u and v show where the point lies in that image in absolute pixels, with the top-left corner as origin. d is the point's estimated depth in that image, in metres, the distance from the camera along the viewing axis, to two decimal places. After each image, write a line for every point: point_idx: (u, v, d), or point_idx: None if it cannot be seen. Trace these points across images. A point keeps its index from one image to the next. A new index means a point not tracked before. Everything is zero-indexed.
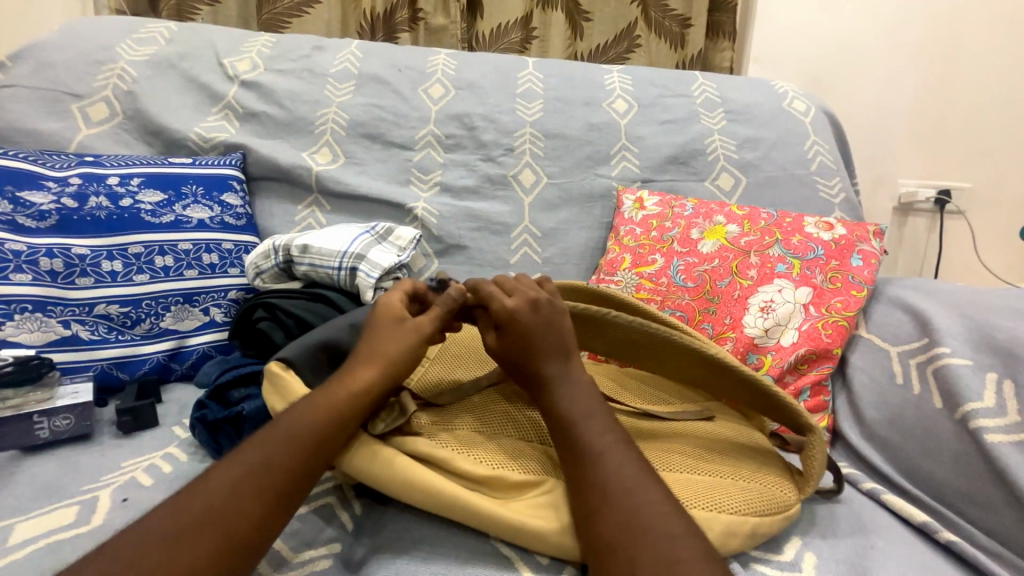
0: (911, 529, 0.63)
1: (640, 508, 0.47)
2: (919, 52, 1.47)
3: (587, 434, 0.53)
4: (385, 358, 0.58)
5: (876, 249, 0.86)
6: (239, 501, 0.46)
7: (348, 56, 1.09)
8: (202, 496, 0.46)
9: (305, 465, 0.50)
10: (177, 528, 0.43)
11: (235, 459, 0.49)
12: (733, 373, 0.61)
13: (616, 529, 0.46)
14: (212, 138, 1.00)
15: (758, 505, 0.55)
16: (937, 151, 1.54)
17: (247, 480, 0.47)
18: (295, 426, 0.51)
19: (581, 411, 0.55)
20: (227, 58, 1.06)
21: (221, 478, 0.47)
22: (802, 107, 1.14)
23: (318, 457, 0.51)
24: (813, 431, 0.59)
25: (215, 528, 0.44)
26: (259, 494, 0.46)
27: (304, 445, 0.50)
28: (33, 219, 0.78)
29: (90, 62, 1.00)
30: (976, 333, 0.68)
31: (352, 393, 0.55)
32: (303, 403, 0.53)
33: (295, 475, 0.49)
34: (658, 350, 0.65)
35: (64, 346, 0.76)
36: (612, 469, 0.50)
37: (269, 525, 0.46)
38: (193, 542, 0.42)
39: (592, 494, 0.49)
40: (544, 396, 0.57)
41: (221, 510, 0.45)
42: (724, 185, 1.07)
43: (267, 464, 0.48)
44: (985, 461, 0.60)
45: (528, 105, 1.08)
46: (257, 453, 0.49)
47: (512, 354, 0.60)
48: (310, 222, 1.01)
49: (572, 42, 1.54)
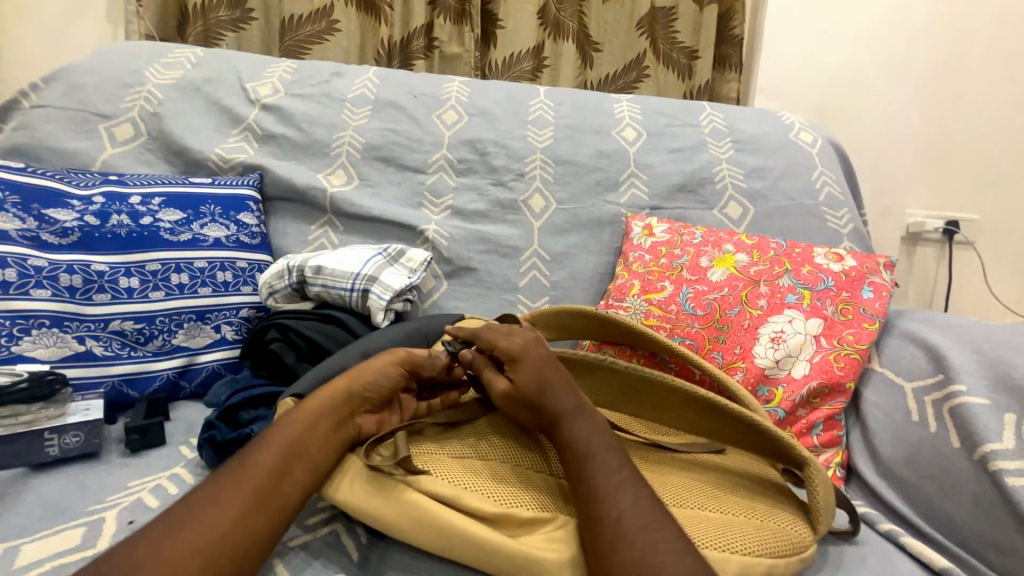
0: (931, 575, 0.61)
1: (653, 547, 0.46)
2: (922, 85, 1.50)
3: (598, 470, 0.52)
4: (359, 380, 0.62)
5: (887, 282, 0.86)
6: (218, 508, 0.47)
7: (365, 82, 1.12)
8: (184, 507, 0.47)
9: (283, 469, 0.52)
10: (154, 539, 0.44)
11: (217, 474, 0.51)
12: (723, 411, 0.61)
13: (630, 567, 0.45)
14: (232, 159, 1.03)
15: (771, 547, 0.54)
16: (944, 182, 1.55)
17: (228, 489, 0.49)
18: (274, 435, 0.54)
19: (592, 447, 0.55)
20: (250, 82, 1.10)
21: (202, 492, 0.49)
22: (809, 138, 1.16)
23: (297, 462, 0.53)
24: (808, 464, 0.57)
25: (194, 535, 0.44)
26: (237, 500, 0.48)
27: (281, 450, 0.53)
28: (56, 235, 0.80)
29: (119, 85, 1.04)
30: (992, 371, 0.67)
31: (322, 399, 0.58)
32: (286, 415, 0.56)
33: (274, 480, 0.51)
34: (652, 394, 0.67)
35: (78, 362, 0.77)
36: (625, 505, 0.49)
37: (250, 532, 0.47)
38: (171, 549, 0.43)
39: (605, 530, 0.48)
40: (557, 431, 0.57)
41: (200, 518, 0.46)
42: (732, 213, 1.08)
43: (247, 472, 0.50)
44: (1006, 505, 0.59)
45: (539, 132, 1.10)
46: (238, 465, 0.51)
47: (512, 393, 0.60)
48: (323, 242, 1.03)
49: (582, 71, 1.59)
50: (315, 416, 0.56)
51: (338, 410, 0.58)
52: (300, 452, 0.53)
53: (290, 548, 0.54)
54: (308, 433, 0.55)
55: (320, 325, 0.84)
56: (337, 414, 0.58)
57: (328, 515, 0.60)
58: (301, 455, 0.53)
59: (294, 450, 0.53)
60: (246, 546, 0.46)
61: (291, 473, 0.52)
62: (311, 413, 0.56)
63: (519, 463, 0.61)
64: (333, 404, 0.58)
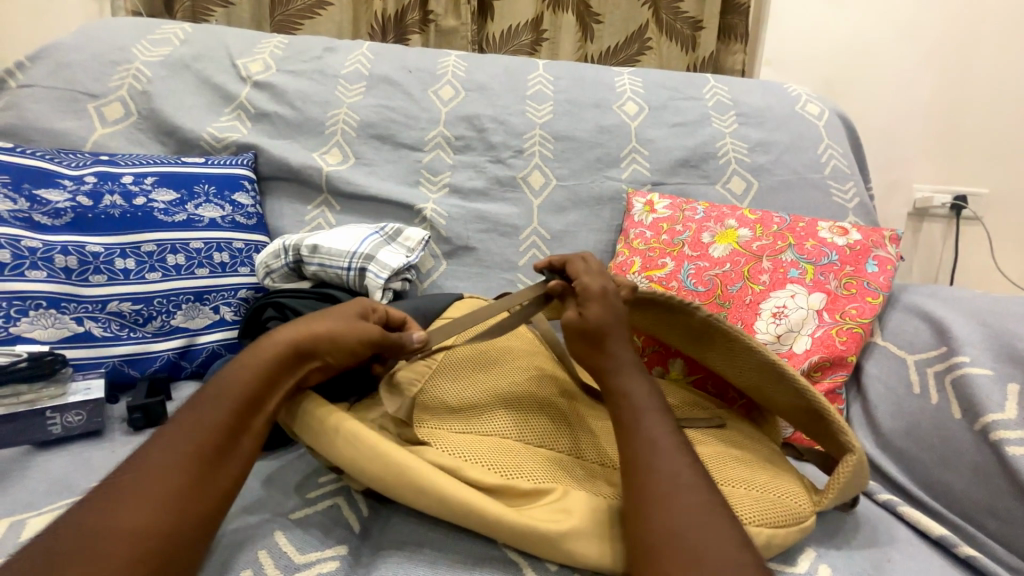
0: (927, 542, 0.62)
1: (708, 508, 0.46)
2: (933, 54, 1.45)
3: (650, 428, 0.52)
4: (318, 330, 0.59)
5: (892, 256, 0.84)
6: (174, 470, 0.46)
7: (359, 57, 1.09)
8: (136, 470, 0.45)
9: (238, 422, 0.51)
10: (112, 506, 0.43)
11: (164, 432, 0.49)
12: (786, 381, 0.62)
13: (685, 520, 0.45)
14: (224, 138, 1.01)
15: (773, 515, 0.55)
16: (953, 156, 1.51)
17: (183, 448, 0.47)
18: (221, 390, 0.52)
19: (647, 405, 0.55)
20: (240, 59, 1.07)
21: (151, 453, 0.47)
22: (816, 110, 1.13)
23: (251, 416, 0.53)
24: (853, 450, 0.57)
25: (157, 497, 0.44)
26: (193, 458, 0.47)
27: (232, 406, 0.51)
28: (49, 216, 0.79)
29: (106, 62, 1.01)
30: (996, 342, 0.66)
31: (273, 353, 0.56)
32: (228, 367, 0.55)
33: (229, 433, 0.50)
34: (722, 347, 0.67)
35: (77, 343, 0.77)
36: (679, 465, 0.49)
37: (214, 484, 0.47)
38: (133, 512, 0.43)
39: (660, 484, 0.48)
40: (604, 383, 0.57)
41: (157, 478, 0.45)
42: (736, 188, 1.05)
43: (196, 430, 0.49)
44: (1004, 473, 0.59)
45: (538, 107, 1.08)
46: (187, 421, 0.50)
47: (577, 326, 0.59)
48: (320, 222, 1.01)
49: (582, 44, 1.54)
50: (265, 370, 0.55)
51: (293, 363, 0.57)
52: (253, 408, 0.53)
53: (293, 519, 0.55)
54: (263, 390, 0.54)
55: (317, 303, 0.83)
56: (291, 370, 0.57)
57: (330, 488, 0.61)
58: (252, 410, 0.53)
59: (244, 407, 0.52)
60: (215, 497, 0.47)
61: (247, 426, 0.52)
62: (259, 369, 0.55)
63: (522, 436, 0.61)
64: (290, 355, 0.57)
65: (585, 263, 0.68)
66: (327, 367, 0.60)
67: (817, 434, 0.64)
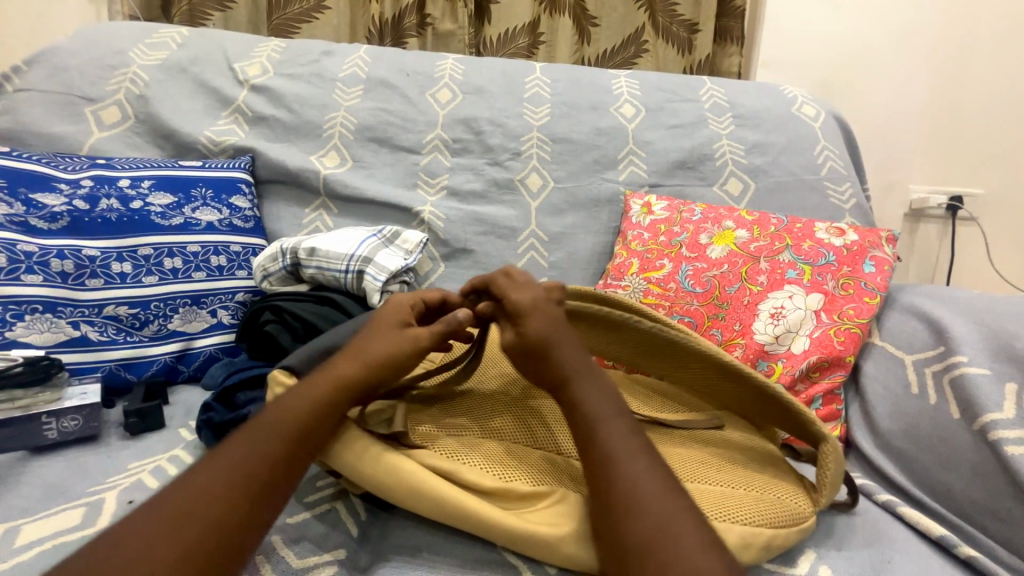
0: (928, 543, 0.62)
1: (671, 515, 0.46)
2: (927, 56, 1.46)
3: (607, 435, 0.52)
4: (371, 354, 0.58)
5: (889, 256, 0.84)
6: (225, 498, 0.45)
7: (357, 60, 1.10)
8: (184, 497, 0.45)
9: (292, 456, 0.50)
10: (155, 532, 0.42)
11: (214, 458, 0.48)
12: (745, 378, 0.60)
13: (648, 533, 0.45)
14: (222, 142, 1.01)
15: (772, 516, 0.54)
16: (949, 156, 1.52)
17: (230, 477, 0.46)
18: (278, 419, 0.51)
19: (604, 410, 0.54)
20: (238, 63, 1.07)
21: (200, 480, 0.46)
22: (812, 112, 1.13)
23: (305, 448, 0.51)
24: (826, 440, 0.57)
25: (202, 526, 0.43)
26: (242, 491, 0.46)
27: (286, 439, 0.50)
28: (46, 221, 0.79)
29: (103, 66, 1.01)
30: (994, 342, 0.66)
31: (333, 382, 0.55)
32: (283, 396, 0.54)
33: (281, 468, 0.49)
34: (674, 355, 0.66)
35: (73, 347, 0.76)
36: (638, 471, 0.49)
37: (257, 518, 0.46)
38: (176, 541, 0.42)
39: (622, 494, 0.47)
40: (564, 392, 0.56)
41: (203, 509, 0.44)
42: (733, 190, 1.06)
43: (247, 459, 0.48)
44: (1003, 473, 0.59)
45: (536, 109, 1.08)
46: (238, 450, 0.48)
47: (517, 343, 0.58)
48: (317, 225, 1.01)
49: (579, 47, 1.55)
50: (326, 399, 0.54)
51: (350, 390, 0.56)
52: (308, 439, 0.52)
53: (291, 523, 0.55)
54: (319, 419, 0.53)
55: (315, 306, 0.83)
56: (349, 398, 0.55)
57: (328, 492, 0.60)
58: (307, 441, 0.52)
59: (301, 438, 0.51)
60: (256, 531, 0.46)
61: (298, 460, 0.50)
62: (320, 400, 0.54)
63: (513, 438, 0.61)
64: (345, 381, 0.55)
65: (507, 276, 0.65)
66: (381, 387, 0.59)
67: (790, 431, 0.63)
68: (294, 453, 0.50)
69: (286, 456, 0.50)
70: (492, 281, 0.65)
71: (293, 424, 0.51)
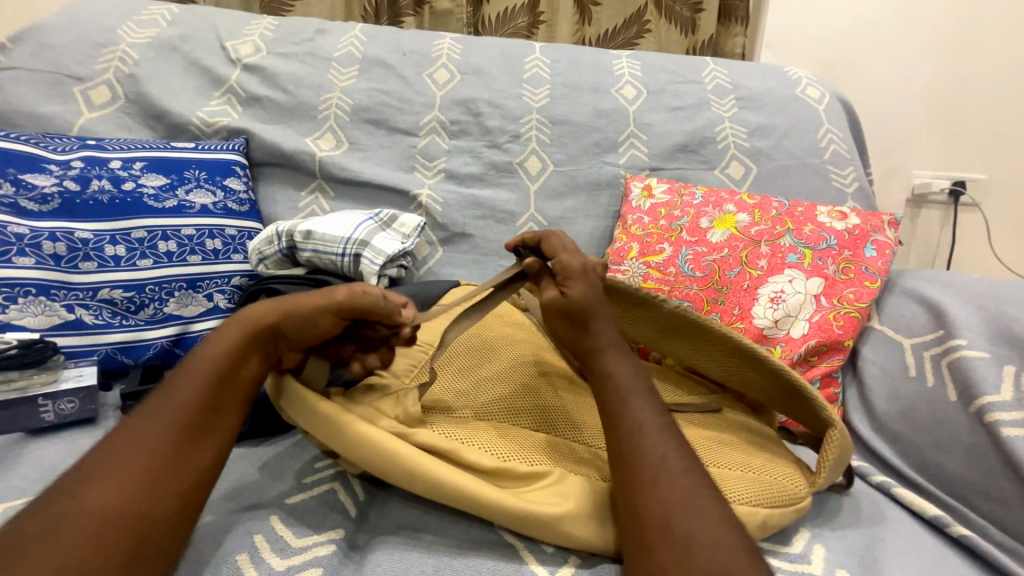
0: (921, 523, 0.63)
1: (697, 490, 0.46)
2: (935, 37, 1.43)
3: (636, 409, 0.52)
4: (292, 304, 0.57)
5: (891, 240, 0.84)
6: (147, 449, 0.45)
7: (352, 39, 1.07)
8: (102, 456, 0.44)
9: (215, 401, 0.50)
10: (76, 492, 0.42)
11: (132, 418, 0.48)
12: (764, 365, 0.62)
13: (673, 503, 0.45)
14: (214, 123, 0.98)
15: (766, 496, 0.55)
16: (953, 139, 1.50)
17: (154, 431, 0.46)
18: (196, 367, 0.52)
19: (635, 385, 0.54)
20: (229, 41, 1.04)
21: (119, 438, 0.46)
22: (817, 94, 1.11)
23: (228, 393, 0.52)
24: (834, 425, 0.58)
25: (128, 478, 0.43)
26: (166, 441, 0.46)
27: (206, 384, 0.51)
28: (36, 202, 0.78)
29: (91, 44, 0.99)
30: (994, 325, 0.66)
31: (245, 324, 0.55)
32: (204, 343, 0.54)
33: (203, 413, 0.49)
34: (696, 335, 0.67)
35: (68, 330, 0.76)
36: (666, 447, 0.49)
37: (187, 468, 0.46)
38: (97, 496, 0.41)
39: (645, 467, 0.48)
40: (592, 363, 0.57)
41: (126, 462, 0.44)
42: (735, 173, 1.04)
43: (168, 412, 0.48)
44: (998, 454, 0.59)
45: (535, 90, 1.06)
46: (157, 403, 0.49)
47: (561, 306, 0.59)
48: (314, 209, 1.00)
49: (580, 27, 1.51)
50: (241, 339, 0.54)
51: (258, 329, 0.56)
52: (229, 384, 0.52)
53: (288, 504, 0.56)
54: (232, 362, 0.53)
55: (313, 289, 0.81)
56: (263, 343, 0.56)
57: (327, 473, 0.61)
58: (227, 386, 0.52)
59: (221, 381, 0.51)
60: (185, 477, 0.46)
61: (220, 407, 0.51)
62: (236, 337, 0.54)
63: (511, 420, 0.61)
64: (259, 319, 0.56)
65: (562, 239, 0.65)
66: (296, 343, 0.58)
67: (797, 415, 0.65)
68: (215, 398, 0.51)
69: (208, 401, 0.50)
70: (546, 241, 0.65)
71: (209, 368, 0.52)
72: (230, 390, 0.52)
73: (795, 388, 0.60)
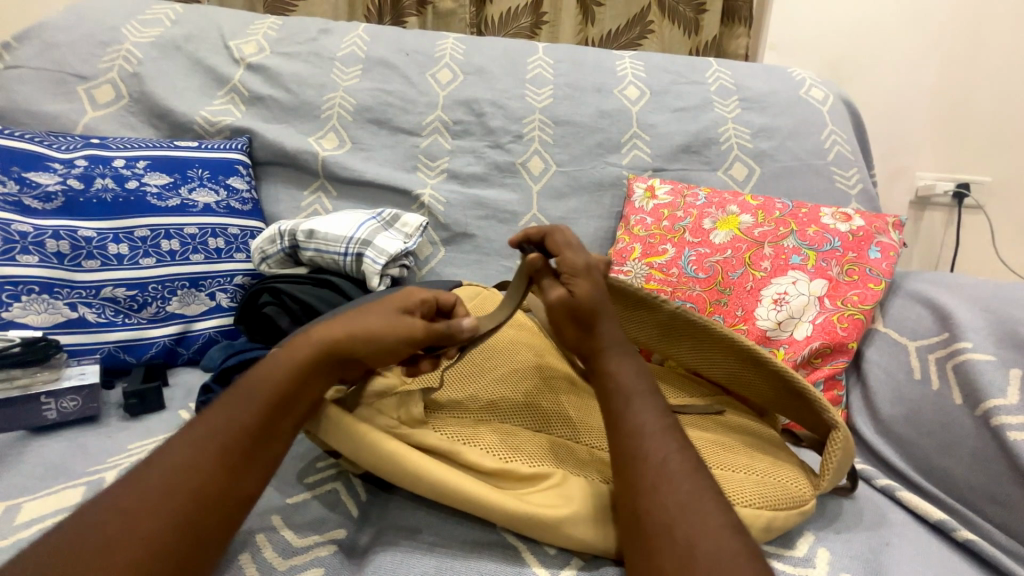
0: (926, 527, 0.62)
1: (699, 494, 0.46)
2: (939, 38, 1.42)
3: (638, 413, 0.52)
4: (365, 329, 0.53)
5: (895, 242, 0.83)
6: (200, 468, 0.44)
7: (355, 39, 1.07)
8: (155, 472, 0.43)
9: (273, 421, 0.49)
10: (137, 509, 0.41)
11: (191, 432, 0.46)
12: (766, 365, 0.61)
13: (675, 507, 0.45)
14: (218, 122, 0.99)
15: (770, 499, 0.54)
16: (958, 141, 1.49)
17: (205, 449, 0.45)
18: (258, 385, 0.50)
19: (638, 387, 0.54)
20: (233, 40, 1.04)
21: (178, 454, 0.45)
22: (821, 95, 1.11)
23: (287, 415, 0.50)
24: (836, 426, 0.57)
25: (178, 500, 0.42)
26: (221, 462, 0.45)
27: (267, 405, 0.49)
28: (40, 200, 0.78)
29: (95, 43, 0.99)
30: (1000, 329, 0.66)
31: (310, 345, 0.52)
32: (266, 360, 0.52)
33: (262, 432, 0.48)
34: (698, 336, 0.66)
35: (70, 328, 0.76)
36: (668, 450, 0.49)
37: (239, 490, 0.45)
38: (148, 518, 0.40)
39: (647, 470, 0.48)
40: (596, 364, 0.57)
41: (182, 482, 0.43)
42: (738, 175, 1.04)
43: (225, 428, 0.47)
44: (1004, 459, 0.59)
45: (538, 91, 1.06)
46: (215, 419, 0.47)
47: (567, 303, 0.56)
48: (316, 208, 1.00)
49: (583, 28, 1.51)
50: (305, 361, 0.52)
51: (331, 346, 0.52)
52: (292, 406, 0.50)
53: (290, 504, 0.55)
54: (294, 384, 0.51)
55: (315, 289, 0.81)
56: (327, 366, 0.52)
57: (329, 473, 0.61)
58: (288, 407, 0.50)
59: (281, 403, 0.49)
60: (237, 500, 0.45)
61: (278, 428, 0.49)
62: (302, 359, 0.52)
63: (513, 420, 0.61)
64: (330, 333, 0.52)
65: (565, 236, 0.62)
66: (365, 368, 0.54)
67: (800, 416, 0.64)
68: (273, 420, 0.49)
69: (266, 423, 0.48)
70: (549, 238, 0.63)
71: (271, 388, 0.50)
72: (290, 413, 0.50)
73: (797, 389, 0.60)
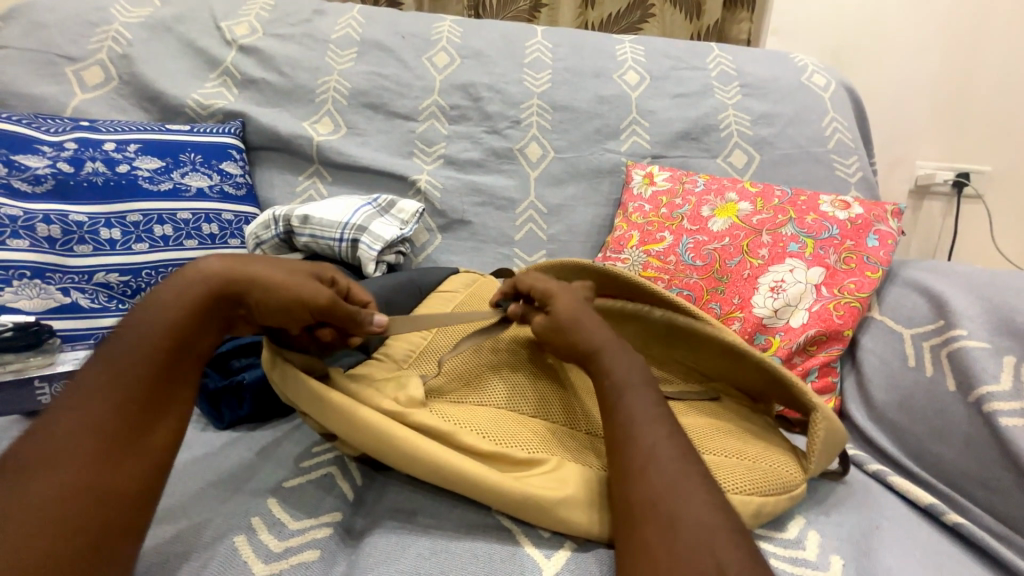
0: (916, 511, 0.63)
1: (685, 476, 0.46)
2: (943, 25, 1.40)
3: (630, 402, 0.52)
4: (250, 275, 0.55)
5: (893, 230, 0.83)
6: (100, 423, 0.43)
7: (350, 20, 1.05)
8: (45, 436, 0.42)
9: (169, 367, 0.49)
10: (35, 471, 0.40)
11: (78, 390, 0.45)
12: (749, 359, 0.62)
13: (660, 489, 0.45)
14: (210, 105, 0.97)
15: (761, 484, 0.55)
16: (959, 130, 1.48)
17: (103, 402, 0.45)
18: (143, 334, 0.50)
19: (633, 378, 0.54)
20: (224, 21, 1.02)
21: (62, 416, 0.43)
22: (823, 81, 1.09)
23: (182, 360, 0.51)
24: (814, 408, 0.58)
25: (82, 456, 0.41)
26: (119, 413, 0.45)
27: (159, 351, 0.49)
28: (29, 183, 0.77)
29: (83, 23, 0.97)
30: (994, 317, 0.66)
31: (190, 281, 0.54)
32: (142, 306, 0.52)
33: (159, 378, 0.48)
34: (687, 341, 0.67)
35: (63, 314, 0.73)
36: (657, 437, 0.49)
37: (150, 437, 0.46)
38: (54, 477, 0.40)
39: (635, 455, 0.48)
40: (592, 363, 0.57)
41: (83, 436, 0.42)
42: (738, 162, 1.03)
43: (120, 380, 0.46)
44: (995, 444, 0.59)
45: (536, 75, 1.04)
46: (103, 374, 0.47)
47: (545, 326, 0.59)
48: (311, 194, 0.99)
49: (583, 11, 1.48)
50: (189, 303, 0.52)
51: (222, 291, 0.54)
52: (186, 350, 0.51)
53: (286, 488, 0.56)
54: (179, 324, 0.51)
55: None
56: (211, 309, 0.54)
57: (325, 458, 0.61)
58: (181, 352, 0.51)
59: (174, 348, 0.50)
60: (151, 446, 0.45)
61: (178, 375, 0.50)
62: (187, 296, 0.53)
63: (511, 407, 0.61)
64: (220, 288, 0.54)
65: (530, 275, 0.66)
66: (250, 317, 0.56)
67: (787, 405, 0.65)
68: (169, 367, 0.49)
69: (160, 370, 0.49)
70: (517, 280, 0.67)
71: (160, 336, 0.50)
72: (181, 356, 0.51)
73: (782, 381, 0.60)
